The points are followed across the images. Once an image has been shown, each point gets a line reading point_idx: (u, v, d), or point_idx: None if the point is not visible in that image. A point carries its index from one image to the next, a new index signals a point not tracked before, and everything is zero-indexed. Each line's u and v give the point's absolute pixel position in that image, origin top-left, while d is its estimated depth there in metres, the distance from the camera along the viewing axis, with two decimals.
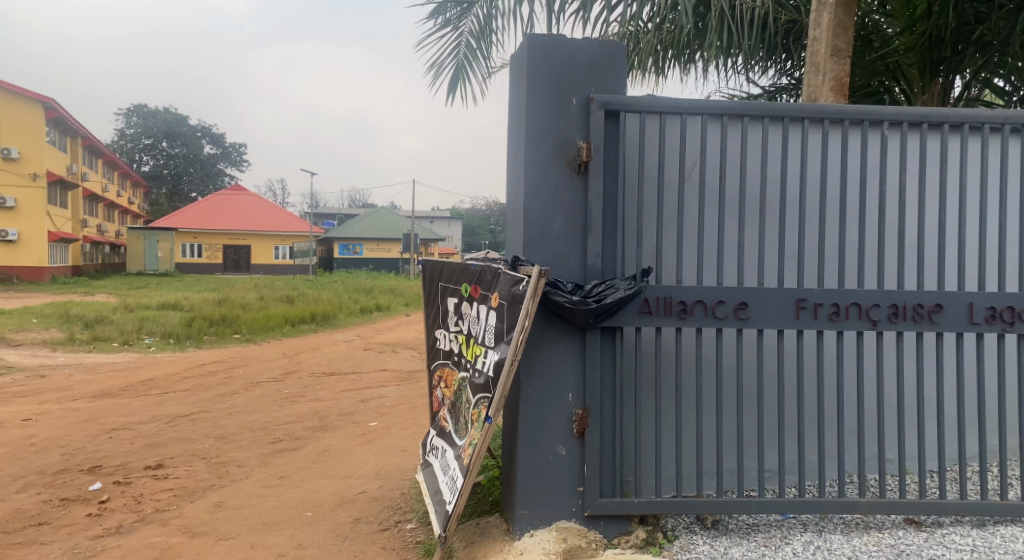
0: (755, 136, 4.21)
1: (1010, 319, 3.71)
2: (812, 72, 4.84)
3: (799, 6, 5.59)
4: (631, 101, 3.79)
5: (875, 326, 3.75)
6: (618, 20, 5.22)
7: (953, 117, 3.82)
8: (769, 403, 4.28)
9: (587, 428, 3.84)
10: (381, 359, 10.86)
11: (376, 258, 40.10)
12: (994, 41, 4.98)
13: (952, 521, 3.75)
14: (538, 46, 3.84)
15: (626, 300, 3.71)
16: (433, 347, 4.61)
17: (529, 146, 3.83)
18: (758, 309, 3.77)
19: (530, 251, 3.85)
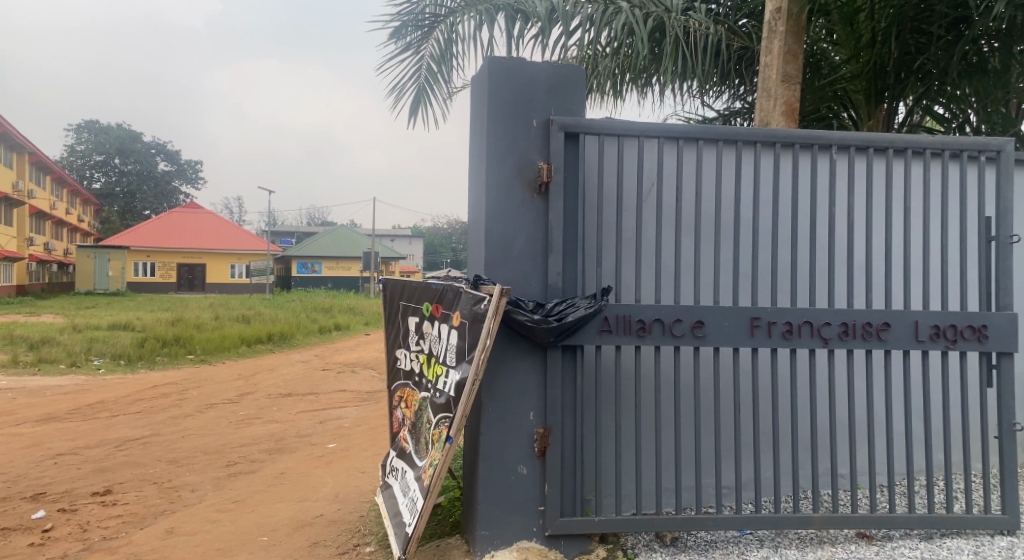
0: (710, 160, 4.32)
1: (953, 337, 3.85)
2: (764, 97, 5.01)
3: (751, 33, 5.77)
4: (591, 124, 3.86)
5: (826, 344, 3.86)
6: (577, 45, 5.29)
7: (897, 142, 3.97)
8: (725, 420, 4.35)
9: (547, 448, 3.85)
10: (341, 379, 10.72)
11: (336, 277, 39.65)
12: (934, 70, 5.08)
13: (901, 534, 3.83)
14: (498, 68, 3.89)
15: (586, 319, 3.75)
16: (394, 367, 4.57)
17: (490, 167, 3.86)
18: (714, 328, 3.84)
19: (491, 270, 3.87)
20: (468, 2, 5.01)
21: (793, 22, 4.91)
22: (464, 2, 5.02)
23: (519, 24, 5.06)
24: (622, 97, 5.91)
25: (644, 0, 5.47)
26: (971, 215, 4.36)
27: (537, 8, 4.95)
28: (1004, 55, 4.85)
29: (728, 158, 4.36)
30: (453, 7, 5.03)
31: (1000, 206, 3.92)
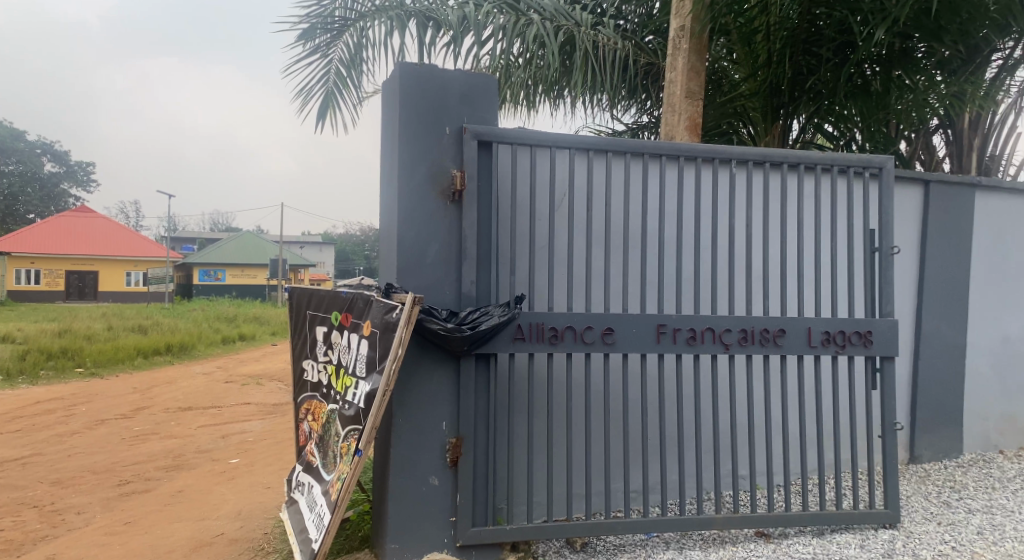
0: (619, 171, 4.42)
1: (842, 342, 4.08)
2: (669, 112, 5.19)
3: (656, 50, 5.96)
4: (503, 133, 3.87)
5: (726, 349, 4.01)
6: (490, 55, 5.30)
7: (791, 158, 4.17)
8: (633, 425, 4.46)
9: (460, 457, 3.82)
10: (246, 391, 10.32)
11: (247, 285, 38.28)
12: (824, 90, 5.32)
13: (795, 532, 4.00)
14: (410, 75, 3.85)
15: (499, 327, 3.75)
16: (300, 379, 4.43)
17: (402, 173, 3.81)
18: (624, 334, 3.93)
19: (404, 278, 3.82)
20: (379, 8, 4.96)
21: (697, 40, 5.09)
22: (375, 7, 4.95)
23: (430, 32, 5.01)
24: (536, 108, 6.01)
25: (554, 13, 5.54)
26: (859, 228, 4.64)
27: (450, 17, 4.94)
28: (885, 78, 5.12)
29: (637, 170, 4.48)
30: (363, 11, 4.96)
31: (884, 220, 4.19)
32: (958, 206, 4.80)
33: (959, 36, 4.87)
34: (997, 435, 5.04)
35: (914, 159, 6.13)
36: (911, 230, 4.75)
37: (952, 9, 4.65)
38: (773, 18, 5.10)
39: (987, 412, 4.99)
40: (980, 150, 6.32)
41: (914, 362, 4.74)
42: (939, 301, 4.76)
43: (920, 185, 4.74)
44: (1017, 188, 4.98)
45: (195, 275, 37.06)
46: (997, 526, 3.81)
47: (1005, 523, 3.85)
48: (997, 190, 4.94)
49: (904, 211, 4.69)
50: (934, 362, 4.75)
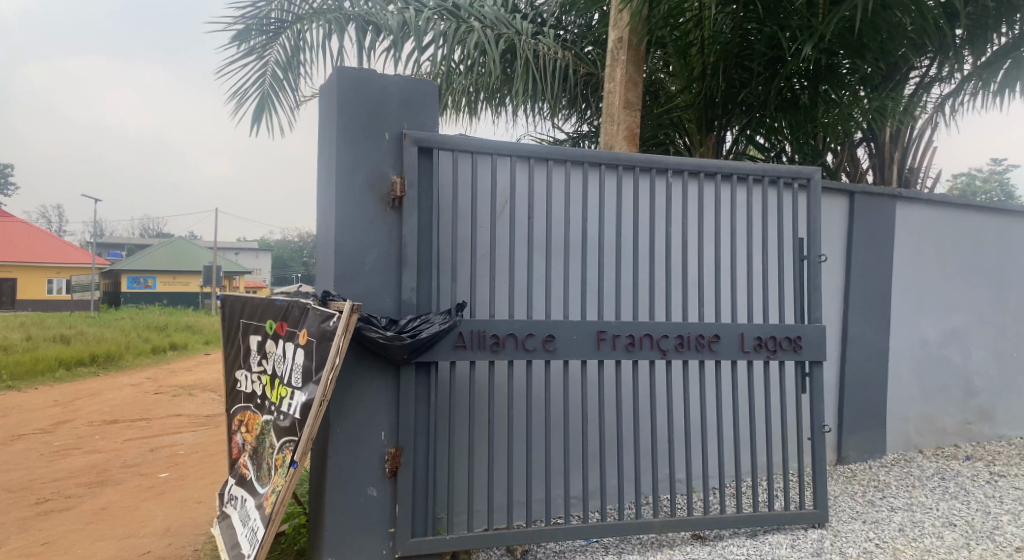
0: (559, 179, 4.46)
1: (773, 348, 4.20)
2: (609, 122, 5.26)
3: (595, 60, 6.05)
4: (444, 140, 3.85)
5: (664, 356, 4.08)
6: (430, 61, 5.27)
7: (725, 169, 4.28)
8: (574, 432, 4.49)
9: (399, 467, 3.77)
10: (177, 403, 9.97)
11: (183, 293, 37.07)
12: (755, 103, 5.54)
13: (730, 533, 4.08)
14: (348, 80, 3.80)
15: (440, 335, 3.73)
16: (233, 389, 4.30)
17: (340, 179, 3.75)
18: (564, 342, 3.95)
19: (342, 285, 3.75)
20: (317, 10, 4.87)
21: (634, 51, 5.17)
22: (313, 10, 4.87)
23: (370, 36, 4.96)
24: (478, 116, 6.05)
25: (495, 21, 5.57)
26: (789, 237, 4.79)
27: (390, 22, 4.89)
28: (812, 92, 5.39)
29: (577, 178, 4.52)
30: (300, 14, 4.86)
31: (812, 230, 4.33)
32: (882, 216, 5.02)
33: (879, 53, 5.05)
34: (918, 435, 5.25)
35: (840, 171, 6.40)
36: (839, 239, 4.94)
37: (873, 28, 4.76)
38: (707, 32, 5.18)
39: (908, 413, 5.20)
40: (901, 163, 6.64)
41: (841, 366, 4.91)
42: (864, 308, 4.96)
43: (846, 196, 4.93)
44: (935, 200, 5.23)
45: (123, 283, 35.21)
46: (918, 523, 3.97)
47: (925, 520, 4.01)
48: (917, 201, 5.18)
49: (831, 221, 4.87)
50: (860, 366, 4.94)
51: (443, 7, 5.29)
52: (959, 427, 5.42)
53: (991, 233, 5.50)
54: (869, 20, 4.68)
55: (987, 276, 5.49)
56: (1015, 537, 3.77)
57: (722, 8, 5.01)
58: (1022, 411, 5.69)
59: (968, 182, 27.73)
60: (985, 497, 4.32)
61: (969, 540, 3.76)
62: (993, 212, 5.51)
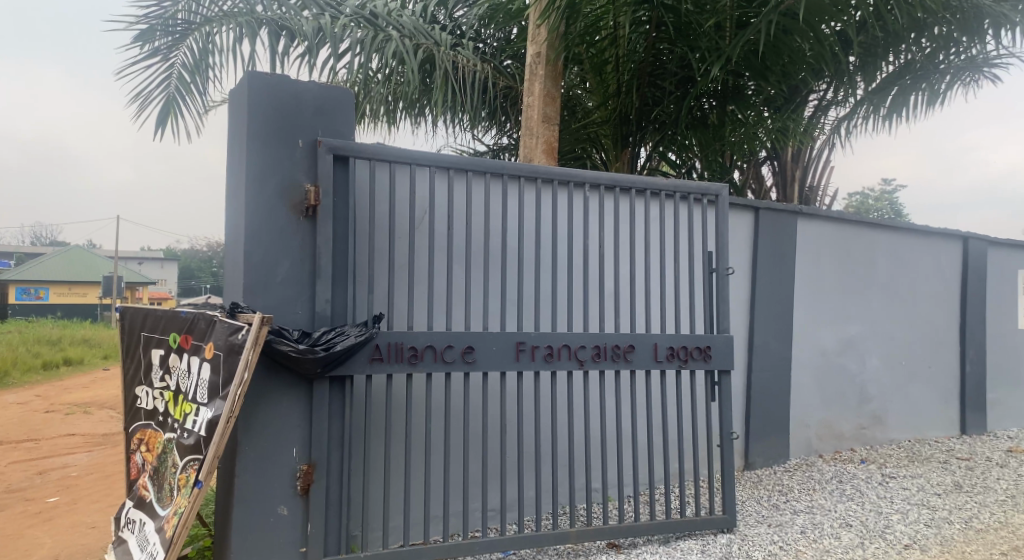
0: (478, 191, 4.47)
1: (684, 357, 4.32)
2: (527, 135, 5.30)
3: (514, 74, 6.15)
4: (361, 148, 3.77)
5: (581, 366, 4.12)
6: (346, 68, 5.18)
7: (639, 183, 4.38)
8: (492, 444, 4.48)
9: (311, 485, 3.65)
10: (71, 422, 9.37)
11: (84, 305, 35.01)
12: (667, 121, 5.73)
13: (644, 541, 4.14)
14: (259, 85, 3.68)
15: (356, 347, 3.64)
16: (132, 407, 4.06)
17: (250, 187, 3.63)
18: (483, 353, 3.93)
19: (251, 296, 3.62)
20: (228, 13, 4.71)
21: (552, 66, 5.24)
22: (223, 12, 4.70)
23: (284, 41, 4.87)
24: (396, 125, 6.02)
25: (413, 31, 5.53)
26: (700, 251, 4.96)
27: (304, 27, 4.79)
28: (720, 112, 5.60)
29: (496, 190, 4.54)
30: (209, 15, 4.66)
31: (721, 244, 4.49)
32: (785, 231, 5.27)
33: (781, 76, 5.30)
34: (818, 440, 5.51)
35: (746, 188, 6.70)
36: (745, 253, 5.14)
37: (775, 51, 5.03)
38: (622, 51, 5.29)
39: (809, 419, 5.45)
40: (801, 181, 7.00)
41: (749, 375, 5.11)
42: (769, 318, 5.18)
43: (751, 212, 5.15)
44: (833, 216, 5.53)
45: (13, 293, 33.09)
46: (817, 525, 4.16)
47: (824, 522, 4.20)
48: (818, 217, 5.47)
49: (738, 236, 5.07)
50: (766, 374, 5.15)
51: (360, 14, 5.21)
52: (856, 432, 5.72)
53: (883, 248, 5.87)
54: (771, 43, 4.97)
55: (880, 289, 5.85)
56: (904, 535, 4.00)
57: (636, 27, 5.14)
58: (911, 416, 6.06)
59: (863, 200, 29.59)
60: (878, 498, 4.57)
61: (863, 539, 3.96)
62: (885, 228, 5.88)
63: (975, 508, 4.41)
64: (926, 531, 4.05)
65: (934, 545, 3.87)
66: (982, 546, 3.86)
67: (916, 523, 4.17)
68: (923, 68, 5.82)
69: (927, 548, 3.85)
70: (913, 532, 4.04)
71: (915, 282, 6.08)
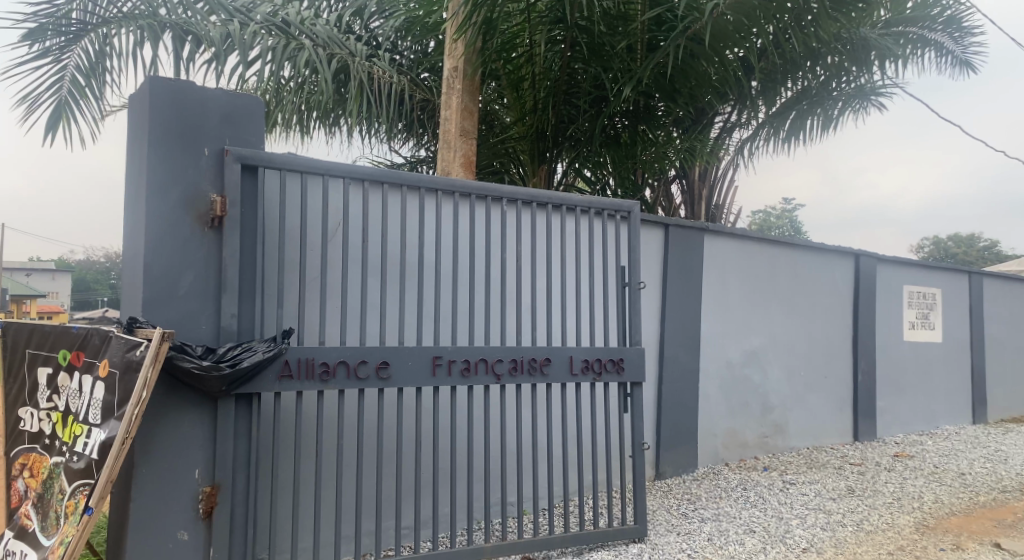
0: (394, 204, 4.43)
1: (599, 370, 4.38)
2: (444, 147, 5.27)
3: (431, 87, 6.15)
4: (270, 157, 3.63)
5: (498, 380, 4.11)
6: (257, 76, 5.04)
7: (555, 199, 4.40)
8: (406, 460, 4.42)
9: (214, 507, 3.48)
10: None
11: None
12: (582, 138, 5.84)
13: (558, 554, 4.10)
14: (161, 90, 3.51)
15: (264, 364, 3.50)
16: (14, 430, 3.77)
17: (151, 196, 3.45)
18: (398, 368, 3.85)
19: (151, 311, 3.42)
20: (127, 15, 4.51)
21: (469, 81, 5.24)
22: (122, 15, 4.51)
23: (190, 47, 4.70)
24: (309, 135, 5.92)
25: (327, 41, 5.45)
26: (613, 266, 5.06)
27: (211, 33, 4.61)
28: (631, 131, 5.78)
29: (413, 203, 4.49)
30: (107, 17, 4.46)
31: (633, 259, 4.60)
32: (692, 248, 5.45)
33: (688, 98, 5.51)
34: (724, 449, 5.70)
35: (656, 206, 6.94)
36: (656, 268, 5.29)
37: (682, 75, 5.24)
38: (538, 68, 5.40)
39: (716, 429, 5.64)
40: (707, 199, 7.31)
41: (659, 387, 5.24)
42: (679, 332, 5.34)
43: (661, 229, 5.31)
44: (737, 233, 5.77)
45: None
46: (723, 532, 4.30)
47: (729, 529, 4.35)
48: (723, 234, 5.69)
49: (650, 251, 5.21)
50: (676, 386, 5.30)
51: (272, 22, 5.08)
52: (760, 439, 5.96)
53: (783, 264, 6.18)
54: (680, 67, 5.18)
55: (781, 303, 6.14)
56: (802, 539, 4.19)
57: (551, 45, 5.24)
58: (810, 424, 6.38)
59: (765, 219, 31.20)
60: (778, 504, 4.77)
61: (765, 544, 4.12)
62: (786, 245, 6.20)
63: (866, 511, 4.67)
64: (822, 534, 4.25)
65: (829, 547, 4.07)
66: (872, 547, 4.09)
67: (814, 527, 4.37)
68: (818, 94, 6.18)
69: (822, 550, 4.04)
70: (810, 535, 4.24)
71: (814, 296, 6.42)
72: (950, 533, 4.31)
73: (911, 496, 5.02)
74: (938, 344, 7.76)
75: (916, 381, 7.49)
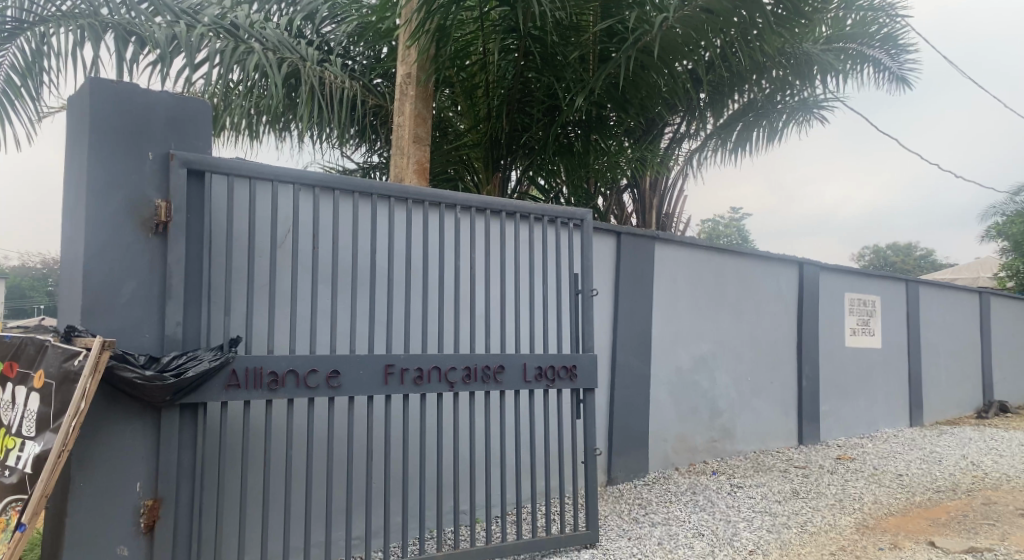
0: (346, 210, 4.38)
1: (552, 377, 4.40)
2: (397, 154, 5.23)
3: (384, 93, 6.12)
4: (216, 162, 3.54)
5: (451, 388, 4.08)
6: (204, 79, 4.95)
7: (509, 207, 4.38)
8: (356, 470, 4.37)
9: (156, 521, 3.37)
10: None
11: None
12: (536, 147, 5.85)
13: None
14: (102, 92, 3.41)
15: (209, 373, 3.41)
16: None
17: (90, 201, 3.33)
18: (349, 377, 3.79)
19: (90, 320, 3.30)
20: (65, 14, 4.37)
21: (422, 88, 5.21)
22: (61, 14, 4.37)
23: (133, 48, 4.60)
24: (258, 139, 5.82)
25: (277, 45, 5.38)
26: (566, 274, 5.10)
27: (156, 35, 4.51)
28: (584, 140, 5.80)
29: (364, 210, 4.45)
30: (45, 15, 4.33)
31: (586, 266, 4.63)
32: (641, 257, 5.52)
33: (640, 108, 5.58)
34: (674, 454, 5.79)
35: (609, 214, 6.96)
36: (609, 276, 5.34)
37: (633, 85, 5.30)
38: (492, 76, 5.44)
39: (667, 434, 5.73)
40: (658, 208, 7.45)
41: (611, 393, 5.28)
42: (630, 338, 5.41)
43: (613, 237, 5.37)
44: (685, 242, 5.88)
45: None
46: (673, 536, 4.36)
47: (678, 533, 4.41)
48: (673, 242, 5.80)
49: (602, 259, 5.26)
50: (627, 392, 5.37)
51: (219, 24, 4.99)
52: (709, 444, 6.07)
53: (731, 272, 6.32)
54: (631, 78, 5.25)
55: (729, 310, 6.28)
56: (748, 541, 4.28)
57: (505, 54, 5.28)
58: (757, 429, 6.53)
59: (715, 227, 31.87)
60: (726, 507, 4.86)
61: (713, 547, 4.19)
62: (733, 254, 6.34)
63: (809, 512, 4.80)
64: (768, 536, 4.35)
65: (774, 549, 4.16)
66: (815, 547, 4.20)
67: (760, 529, 4.47)
68: (763, 106, 6.40)
69: (768, 552, 4.13)
70: (757, 538, 4.33)
71: (760, 303, 6.58)
72: (888, 533, 4.46)
73: (852, 497, 5.18)
74: (877, 350, 8.04)
75: (857, 385, 7.74)
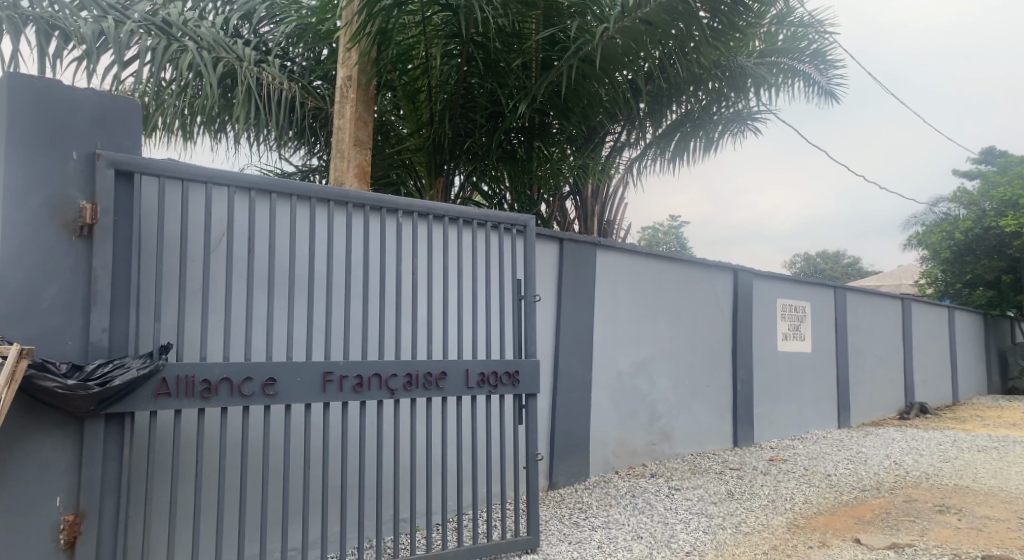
0: (283, 214, 4.28)
1: (494, 383, 4.38)
2: (338, 158, 5.14)
3: (324, 95, 6.02)
4: (146, 163, 3.39)
5: (392, 395, 4.01)
6: (134, 78, 4.78)
7: (452, 213, 4.34)
8: (292, 479, 4.26)
9: (77, 537, 3.19)
10: None
11: None
12: (479, 152, 5.87)
13: None
14: (23, 89, 3.26)
15: (136, 382, 3.26)
16: None
17: (8, 201, 3.16)
18: (286, 385, 3.69)
19: (6, 326, 3.13)
20: None
21: (363, 91, 5.16)
22: None
23: (57, 43, 4.38)
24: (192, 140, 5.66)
25: (213, 44, 5.23)
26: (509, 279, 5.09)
27: (81, 30, 4.34)
28: (527, 147, 5.88)
29: (302, 214, 4.36)
30: None
31: (529, 273, 4.63)
32: (583, 264, 5.57)
33: (581, 117, 5.66)
34: (615, 458, 5.85)
35: (551, 220, 7.05)
36: (551, 282, 5.37)
37: (574, 94, 5.37)
38: (434, 80, 5.42)
39: (607, 438, 5.79)
40: (599, 215, 7.55)
41: (553, 398, 5.31)
42: (572, 344, 5.45)
43: (555, 243, 5.40)
44: (626, 248, 5.96)
45: None
46: (612, 539, 4.41)
47: (618, 536, 4.46)
48: (614, 248, 5.87)
49: (544, 266, 5.29)
50: (569, 396, 5.41)
51: (150, 21, 4.82)
52: (648, 447, 6.16)
53: (670, 279, 6.45)
54: (573, 87, 5.30)
55: (668, 316, 6.40)
56: (685, 543, 4.36)
57: (448, 59, 5.27)
58: (695, 432, 6.66)
59: (656, 234, 32.49)
60: (665, 510, 4.94)
61: (652, 549, 4.26)
62: (671, 261, 6.47)
63: (744, 513, 4.93)
64: (704, 537, 4.44)
65: (710, 550, 4.25)
66: (749, 547, 4.31)
67: (696, 530, 4.56)
68: (700, 118, 6.54)
69: (705, 553, 4.21)
70: (693, 539, 4.41)
71: (698, 309, 6.73)
72: (818, 531, 4.61)
73: (784, 498, 5.34)
74: (808, 354, 8.33)
75: (789, 388, 8.00)
